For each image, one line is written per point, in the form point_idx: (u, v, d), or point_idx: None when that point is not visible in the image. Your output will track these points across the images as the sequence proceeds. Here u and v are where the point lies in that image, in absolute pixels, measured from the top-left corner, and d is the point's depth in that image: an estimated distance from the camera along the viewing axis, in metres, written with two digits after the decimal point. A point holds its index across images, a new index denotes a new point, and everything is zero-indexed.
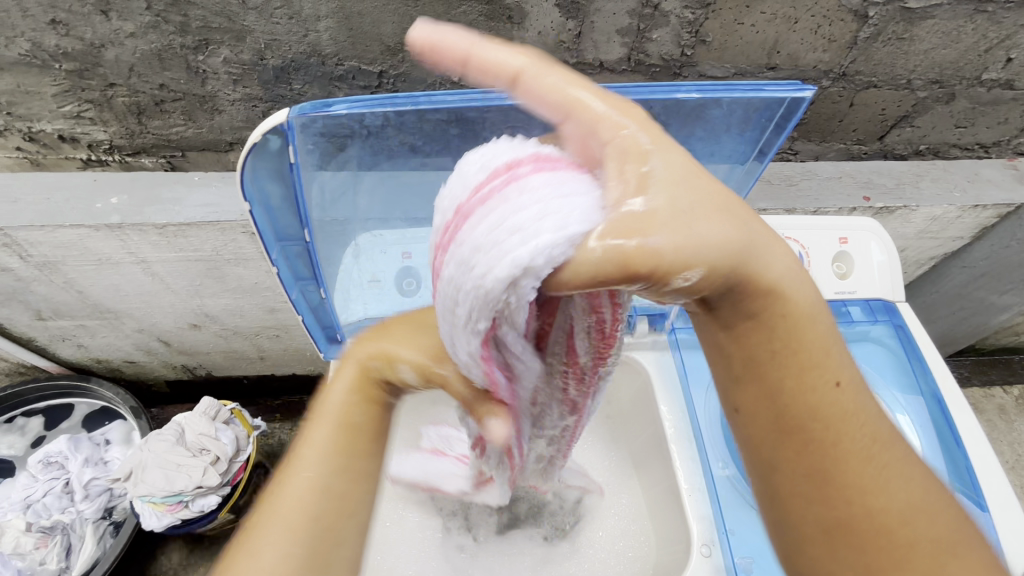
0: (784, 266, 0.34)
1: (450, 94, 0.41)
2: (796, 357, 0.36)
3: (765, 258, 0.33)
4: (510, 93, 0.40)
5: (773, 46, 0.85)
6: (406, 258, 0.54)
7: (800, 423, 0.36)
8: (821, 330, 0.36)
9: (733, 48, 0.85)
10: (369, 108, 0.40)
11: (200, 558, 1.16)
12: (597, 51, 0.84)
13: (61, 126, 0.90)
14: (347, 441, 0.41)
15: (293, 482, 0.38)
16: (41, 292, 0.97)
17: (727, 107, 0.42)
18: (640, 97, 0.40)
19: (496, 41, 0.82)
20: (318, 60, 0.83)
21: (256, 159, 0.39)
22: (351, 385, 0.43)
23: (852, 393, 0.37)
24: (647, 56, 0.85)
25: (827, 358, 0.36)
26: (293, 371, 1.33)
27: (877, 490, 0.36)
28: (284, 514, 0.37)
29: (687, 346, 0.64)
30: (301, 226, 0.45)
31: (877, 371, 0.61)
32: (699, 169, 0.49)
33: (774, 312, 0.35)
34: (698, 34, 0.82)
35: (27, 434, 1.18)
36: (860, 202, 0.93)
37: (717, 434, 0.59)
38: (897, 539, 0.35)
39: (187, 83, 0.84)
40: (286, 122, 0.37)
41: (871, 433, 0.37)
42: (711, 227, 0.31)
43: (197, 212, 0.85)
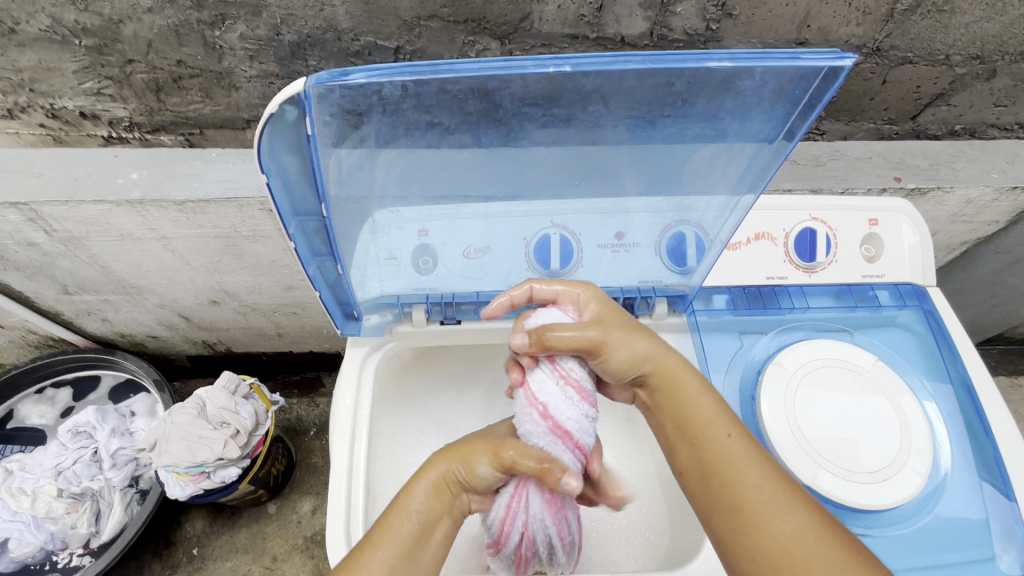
0: (715, 406, 0.48)
1: (472, 64, 0.38)
2: (762, 502, 0.43)
3: (682, 392, 0.49)
4: (534, 61, 0.38)
5: (803, 19, 0.81)
6: (422, 235, 0.55)
7: (778, 546, 0.41)
8: (679, 386, 0.49)
9: (760, 22, 0.81)
10: (388, 77, 0.38)
11: (222, 526, 1.20)
12: (619, 25, 0.81)
13: (83, 103, 0.91)
14: (415, 532, 0.48)
15: (403, 513, 0.48)
16: (66, 266, 0.99)
17: (761, 78, 0.40)
18: (667, 65, 0.38)
19: (515, 15, 0.80)
20: (334, 35, 0.81)
21: (272, 132, 0.39)
22: (429, 494, 0.49)
23: (811, 521, 0.42)
24: (669, 31, 0.83)
25: (787, 499, 0.43)
26: (311, 348, 1.35)
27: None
28: (397, 527, 0.47)
29: (707, 327, 0.61)
30: (318, 201, 0.44)
31: (903, 358, 0.59)
32: (726, 145, 0.47)
33: (700, 436, 0.47)
34: (724, 8, 0.79)
35: (56, 405, 1.22)
36: (890, 183, 0.89)
37: (736, 418, 0.57)
38: (790, 561, 0.40)
39: (204, 59, 0.84)
40: (301, 91, 0.36)
41: (740, 467, 0.44)
42: (641, 347, 0.50)
43: (215, 188, 0.85)
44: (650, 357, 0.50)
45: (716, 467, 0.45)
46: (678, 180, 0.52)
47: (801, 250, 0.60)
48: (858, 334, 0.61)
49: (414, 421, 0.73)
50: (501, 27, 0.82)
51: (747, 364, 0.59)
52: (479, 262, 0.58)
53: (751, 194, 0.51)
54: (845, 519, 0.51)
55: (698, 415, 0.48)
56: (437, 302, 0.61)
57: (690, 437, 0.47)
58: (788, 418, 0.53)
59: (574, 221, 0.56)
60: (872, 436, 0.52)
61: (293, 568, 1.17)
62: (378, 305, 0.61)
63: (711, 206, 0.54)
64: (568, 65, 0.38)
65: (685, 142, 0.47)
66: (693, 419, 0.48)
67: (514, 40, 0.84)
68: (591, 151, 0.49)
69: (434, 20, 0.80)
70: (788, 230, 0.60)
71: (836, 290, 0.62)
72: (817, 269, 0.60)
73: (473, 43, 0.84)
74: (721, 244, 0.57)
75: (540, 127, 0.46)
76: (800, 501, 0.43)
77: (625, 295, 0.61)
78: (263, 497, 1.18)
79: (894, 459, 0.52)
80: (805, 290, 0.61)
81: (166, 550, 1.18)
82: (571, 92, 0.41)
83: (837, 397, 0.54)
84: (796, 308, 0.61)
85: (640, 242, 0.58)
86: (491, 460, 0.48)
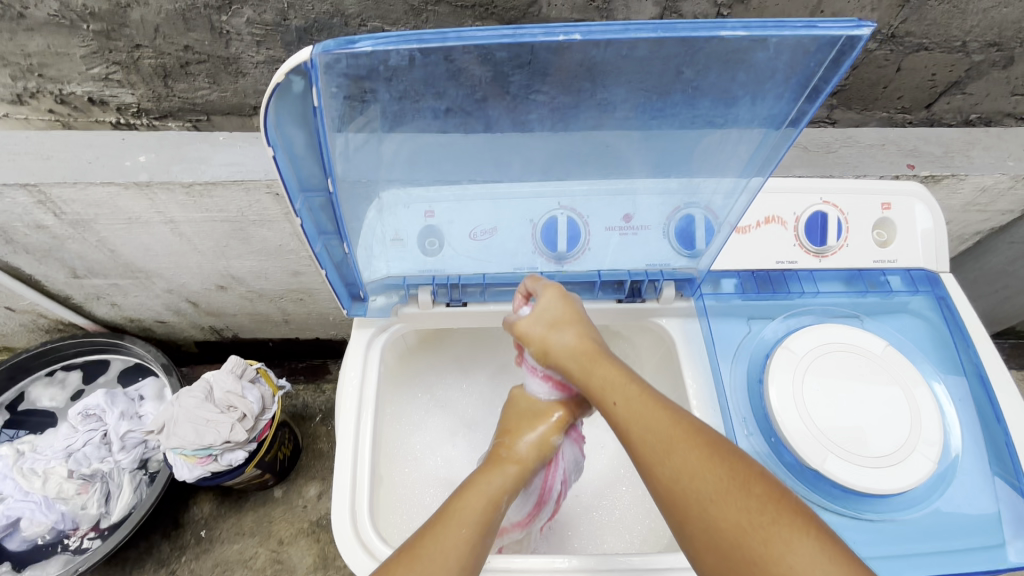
0: (614, 370, 0.48)
1: (483, 30, 0.38)
2: (649, 451, 0.43)
3: (577, 363, 0.49)
4: (544, 30, 0.37)
5: (817, 4, 0.79)
6: (429, 216, 0.55)
7: (664, 490, 0.41)
8: (575, 356, 0.49)
9: (773, 8, 0.80)
10: (393, 46, 0.37)
11: (229, 509, 1.22)
12: (629, 11, 0.80)
13: (91, 88, 0.91)
14: (490, 516, 0.45)
15: (481, 495, 0.46)
16: (75, 250, 0.99)
17: (775, 49, 0.39)
18: (680, 34, 0.38)
19: (523, 1, 0.79)
20: (341, 20, 0.81)
21: (279, 103, 0.38)
22: (508, 479, 0.48)
23: (701, 451, 0.41)
24: (680, 17, 0.81)
25: (667, 443, 0.42)
26: (317, 335, 1.36)
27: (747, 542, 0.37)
28: (466, 516, 0.44)
29: (715, 311, 0.61)
30: (324, 176, 0.44)
31: (914, 344, 0.59)
32: (737, 122, 0.46)
33: (599, 398, 0.47)
34: None
35: (67, 388, 1.24)
36: (903, 171, 0.88)
37: (743, 403, 0.56)
38: (683, 501, 0.40)
39: (211, 44, 0.84)
40: (308, 60, 0.35)
41: (630, 420, 0.44)
42: (559, 337, 0.51)
43: (222, 172, 0.85)
44: (563, 345, 0.50)
45: (616, 424, 0.45)
46: (688, 162, 0.51)
47: (811, 234, 0.60)
48: (868, 320, 0.60)
49: (419, 404, 0.73)
50: (509, 13, 0.81)
51: (755, 348, 0.59)
52: (485, 244, 0.58)
53: (759, 175, 0.50)
54: (852, 505, 0.51)
55: (592, 379, 0.48)
56: (443, 284, 0.61)
57: (594, 402, 0.47)
58: (796, 402, 0.53)
59: (581, 202, 0.55)
60: (880, 420, 0.52)
61: (299, 551, 1.18)
62: (383, 286, 0.61)
63: (720, 188, 0.53)
64: (578, 34, 0.37)
65: (696, 120, 0.46)
66: (591, 386, 0.48)
67: (523, 26, 0.83)
68: (600, 130, 0.48)
69: (441, 5, 0.79)
70: (799, 214, 0.60)
71: (846, 275, 0.61)
72: (828, 253, 0.60)
73: (480, 29, 0.83)
74: (730, 227, 0.56)
75: (548, 105, 0.45)
76: (690, 437, 0.42)
77: (632, 278, 0.61)
78: (269, 480, 1.19)
79: (902, 444, 0.51)
80: (815, 275, 0.61)
81: (174, 532, 1.19)
82: (580, 67, 0.41)
83: (845, 382, 0.54)
84: (805, 293, 0.60)
85: (649, 225, 0.57)
86: (552, 423, 0.53)
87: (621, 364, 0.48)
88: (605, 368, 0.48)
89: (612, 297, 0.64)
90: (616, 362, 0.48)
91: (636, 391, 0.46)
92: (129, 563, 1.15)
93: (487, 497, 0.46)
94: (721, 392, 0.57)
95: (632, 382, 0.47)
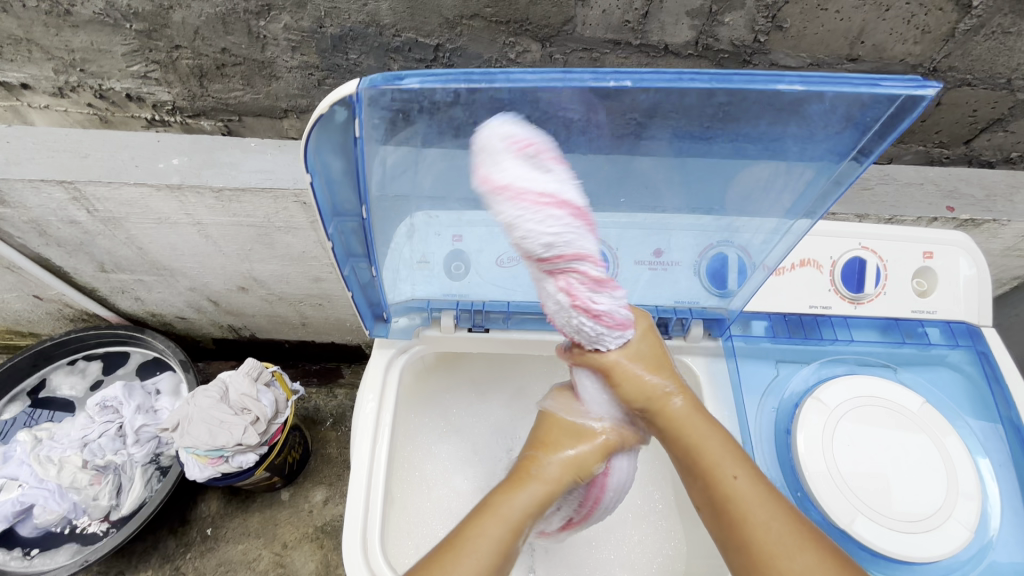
0: (722, 443, 0.46)
1: (530, 72, 0.37)
2: (681, 428, 0.47)
3: (693, 432, 0.47)
4: (593, 74, 0.37)
5: (857, 35, 0.78)
6: (457, 241, 0.54)
7: (728, 516, 0.43)
8: (682, 406, 0.48)
9: (811, 37, 0.78)
10: (442, 84, 0.37)
11: (236, 509, 1.22)
12: (663, 33, 0.79)
13: (130, 85, 0.92)
14: (512, 542, 0.45)
15: (500, 519, 0.45)
16: (105, 246, 1.01)
17: (830, 103, 0.37)
18: (735, 86, 0.36)
19: (558, 18, 0.78)
20: (376, 30, 0.81)
21: (321, 132, 0.38)
22: (536, 497, 0.47)
23: (825, 560, 0.40)
24: (715, 41, 0.80)
25: (694, 422, 0.47)
26: (332, 339, 1.36)
27: (753, 510, 0.42)
28: (483, 544, 0.44)
29: (743, 353, 0.59)
30: (359, 203, 0.43)
31: (951, 400, 0.57)
32: (782, 170, 0.45)
33: (702, 467, 0.45)
34: (774, 20, 0.76)
35: (86, 377, 1.26)
36: (942, 213, 0.85)
37: (770, 453, 0.54)
38: None
39: (248, 48, 0.85)
40: (353, 94, 0.35)
41: (734, 498, 0.43)
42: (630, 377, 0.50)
43: (252, 178, 0.86)
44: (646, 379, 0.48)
45: (726, 504, 0.43)
46: (729, 201, 0.50)
47: (848, 280, 0.58)
48: (902, 371, 0.58)
49: (433, 425, 0.72)
50: (543, 30, 0.80)
51: (783, 394, 0.57)
52: (512, 271, 0.57)
53: (807, 219, 0.48)
54: (881, 570, 0.49)
55: (702, 450, 0.46)
56: (467, 309, 0.61)
57: (696, 473, 0.46)
58: (828, 458, 0.51)
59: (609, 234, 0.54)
60: (917, 482, 0.50)
61: (302, 556, 1.18)
62: (406, 308, 0.60)
63: (761, 229, 0.51)
64: (629, 81, 0.36)
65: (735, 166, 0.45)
66: (698, 455, 0.46)
67: (556, 43, 0.82)
68: (637, 167, 0.47)
69: (476, 20, 0.79)
70: (835, 258, 0.58)
71: (882, 324, 0.59)
72: (864, 300, 0.58)
73: (513, 44, 0.83)
74: (769, 269, 0.54)
75: (590, 144, 0.44)
76: (811, 539, 0.41)
77: (659, 315, 0.60)
78: (277, 483, 1.19)
79: (939, 508, 0.49)
80: (849, 322, 0.59)
81: (181, 528, 1.20)
82: (626, 110, 0.40)
83: (879, 437, 0.52)
84: (839, 340, 0.58)
85: (679, 262, 0.56)
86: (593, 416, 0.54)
87: (725, 439, 0.46)
88: (712, 431, 0.47)
89: None
90: (722, 431, 0.46)
91: (748, 470, 0.45)
92: (135, 557, 1.16)
93: (507, 521, 0.45)
94: (748, 439, 0.55)
95: (742, 456, 0.46)
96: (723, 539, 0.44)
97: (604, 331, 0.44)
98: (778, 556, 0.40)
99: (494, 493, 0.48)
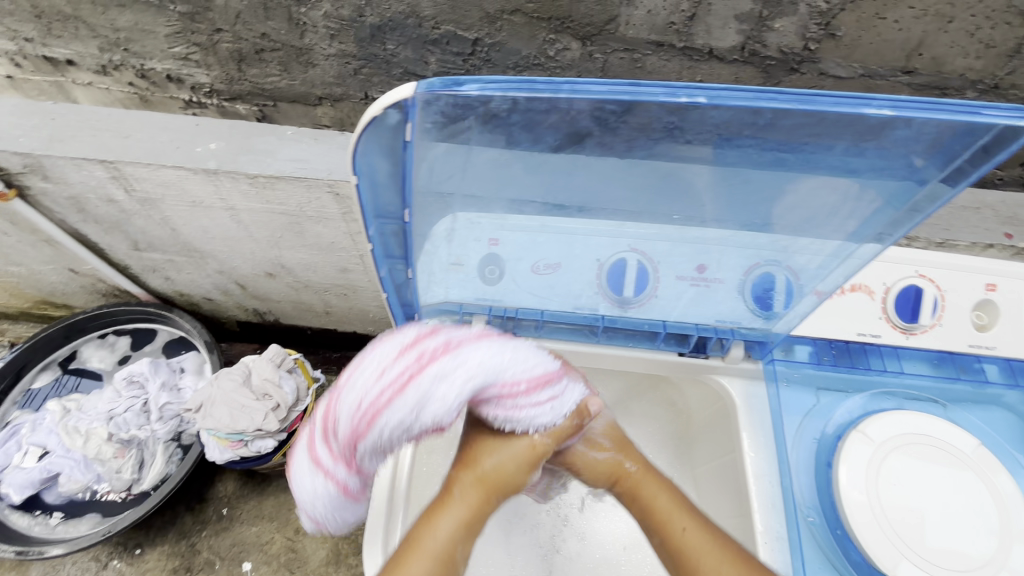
0: (671, 499, 0.55)
1: (596, 83, 0.36)
2: (641, 494, 0.56)
3: (650, 495, 0.55)
4: (666, 89, 0.36)
5: (914, 47, 0.70)
6: (493, 245, 0.53)
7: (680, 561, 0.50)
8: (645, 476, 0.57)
9: (865, 47, 0.71)
10: (501, 91, 0.36)
11: (252, 491, 1.24)
12: (709, 37, 0.72)
13: (170, 66, 0.92)
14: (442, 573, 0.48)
15: (423, 553, 0.48)
16: (140, 225, 1.02)
17: (918, 127, 0.35)
18: (819, 107, 0.35)
19: (600, 17, 0.72)
20: (415, 22, 0.77)
21: (371, 134, 0.37)
22: (461, 520, 0.50)
23: None
24: (763, 48, 0.73)
25: (648, 486, 0.56)
26: (354, 329, 1.37)
27: (704, 561, 0.49)
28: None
29: (784, 379, 0.57)
30: (403, 206, 0.43)
31: (1005, 442, 0.54)
32: (853, 194, 0.42)
33: (660, 525, 0.53)
34: (828, 27, 0.68)
35: (115, 351, 1.29)
36: (999, 240, 0.80)
37: (808, 486, 0.52)
38: None
39: (287, 34, 0.83)
40: (409, 99, 0.35)
41: (687, 543, 0.51)
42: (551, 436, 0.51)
43: (287, 166, 0.86)
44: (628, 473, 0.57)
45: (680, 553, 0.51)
46: (789, 219, 0.46)
47: (901, 308, 0.54)
48: (952, 409, 0.55)
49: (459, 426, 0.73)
50: (584, 28, 0.74)
51: (822, 424, 0.55)
52: (547, 279, 0.55)
53: (874, 243, 0.45)
54: None
55: (656, 505, 0.55)
56: (498, 315, 0.59)
57: (654, 530, 0.54)
58: (870, 495, 0.48)
59: (653, 248, 0.52)
60: (966, 530, 0.47)
61: (314, 543, 1.19)
62: (437, 310, 0.59)
63: (820, 250, 0.49)
64: (703, 97, 0.35)
65: (799, 189, 0.43)
66: (655, 511, 0.54)
67: (596, 42, 0.75)
68: (688, 182, 0.45)
69: (516, 15, 0.74)
70: (889, 284, 0.54)
71: (935, 356, 0.56)
72: (916, 331, 0.54)
73: (552, 42, 0.78)
74: (822, 295, 0.52)
75: (644, 154, 0.43)
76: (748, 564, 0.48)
77: (699, 333, 0.58)
78: (293, 469, 1.20)
79: (989, 559, 0.46)
80: (899, 352, 0.56)
81: (197, 506, 1.22)
82: (689, 123, 0.38)
83: (927, 479, 0.49)
84: (888, 372, 0.56)
85: (723, 279, 0.54)
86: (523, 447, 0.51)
87: (676, 498, 0.55)
88: (669, 492, 0.55)
89: (674, 349, 0.61)
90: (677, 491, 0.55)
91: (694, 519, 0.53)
92: (153, 531, 1.18)
93: (430, 550, 0.48)
94: (786, 470, 0.53)
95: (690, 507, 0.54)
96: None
97: (515, 412, 0.44)
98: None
99: (418, 522, 0.50)
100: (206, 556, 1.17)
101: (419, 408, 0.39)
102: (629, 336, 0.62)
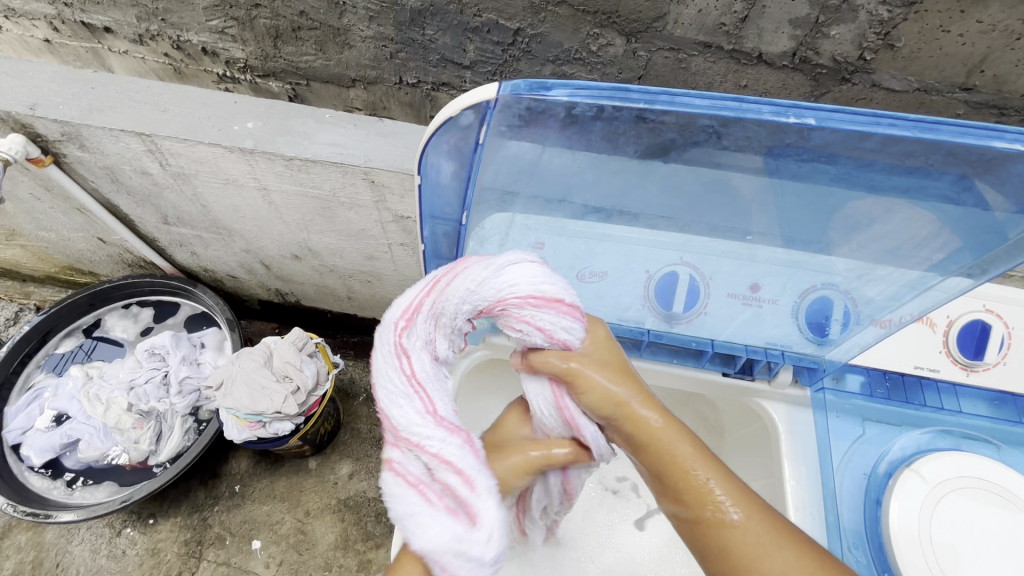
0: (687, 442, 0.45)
1: (699, 98, 0.36)
2: (654, 440, 0.46)
3: (661, 437, 0.45)
4: (772, 107, 0.36)
5: (976, 63, 0.60)
6: (538, 248, 0.51)
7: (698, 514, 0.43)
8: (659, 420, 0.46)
9: (923, 60, 0.61)
10: (589, 99, 0.37)
11: (265, 470, 1.24)
12: (760, 41, 0.63)
13: (206, 39, 0.82)
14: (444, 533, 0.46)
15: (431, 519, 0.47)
16: (171, 199, 1.02)
17: None
18: (940, 138, 0.34)
19: (649, 13, 0.63)
20: (457, 8, 0.68)
21: (442, 136, 0.39)
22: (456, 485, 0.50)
23: (803, 558, 0.40)
24: (814, 55, 0.63)
25: (665, 431, 0.45)
26: (374, 315, 1.36)
27: (729, 514, 0.42)
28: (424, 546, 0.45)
29: (833, 408, 0.55)
30: (461, 209, 0.45)
31: None
32: (948, 227, 0.41)
33: (675, 474, 0.44)
34: (886, 38, 0.59)
35: (138, 322, 1.30)
36: None
37: (854, 522, 0.51)
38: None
39: (325, 13, 0.74)
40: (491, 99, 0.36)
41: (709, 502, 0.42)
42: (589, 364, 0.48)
43: (323, 150, 0.84)
44: (648, 422, 0.46)
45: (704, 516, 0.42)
46: (861, 244, 0.44)
47: (965, 343, 0.51)
48: (1009, 451, 0.53)
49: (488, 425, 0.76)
50: (630, 24, 0.66)
51: (870, 458, 0.53)
52: (593, 287, 0.53)
53: (962, 276, 0.43)
54: None
55: (671, 451, 0.45)
56: None
57: (665, 477, 0.45)
58: (923, 538, 0.46)
59: (714, 266, 0.50)
60: None
61: (323, 526, 1.19)
62: None
63: (896, 280, 0.46)
64: (813, 118, 0.35)
65: (890, 218, 0.42)
66: (670, 459, 0.45)
67: (642, 39, 0.67)
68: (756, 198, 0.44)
69: (562, 6, 0.65)
70: (953, 317, 0.51)
71: (994, 397, 0.53)
72: (978, 368, 0.51)
73: (596, 38, 0.68)
74: (898, 326, 0.50)
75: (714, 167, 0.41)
76: (789, 539, 0.41)
77: (749, 355, 0.56)
78: (307, 451, 1.21)
79: None
80: (958, 390, 0.53)
81: (210, 481, 1.23)
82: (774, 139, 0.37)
83: (985, 525, 0.47)
84: (945, 410, 0.53)
85: (777, 300, 0.51)
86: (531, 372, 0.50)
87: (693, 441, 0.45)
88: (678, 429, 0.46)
89: (719, 370, 0.60)
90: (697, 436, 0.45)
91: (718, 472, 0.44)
92: (167, 502, 1.20)
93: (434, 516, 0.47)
94: (831, 505, 0.52)
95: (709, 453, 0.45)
96: (698, 546, 0.43)
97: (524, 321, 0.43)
98: (758, 558, 0.40)
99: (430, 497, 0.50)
100: (217, 531, 1.18)
101: (386, 336, 0.44)
102: (673, 353, 0.61)
